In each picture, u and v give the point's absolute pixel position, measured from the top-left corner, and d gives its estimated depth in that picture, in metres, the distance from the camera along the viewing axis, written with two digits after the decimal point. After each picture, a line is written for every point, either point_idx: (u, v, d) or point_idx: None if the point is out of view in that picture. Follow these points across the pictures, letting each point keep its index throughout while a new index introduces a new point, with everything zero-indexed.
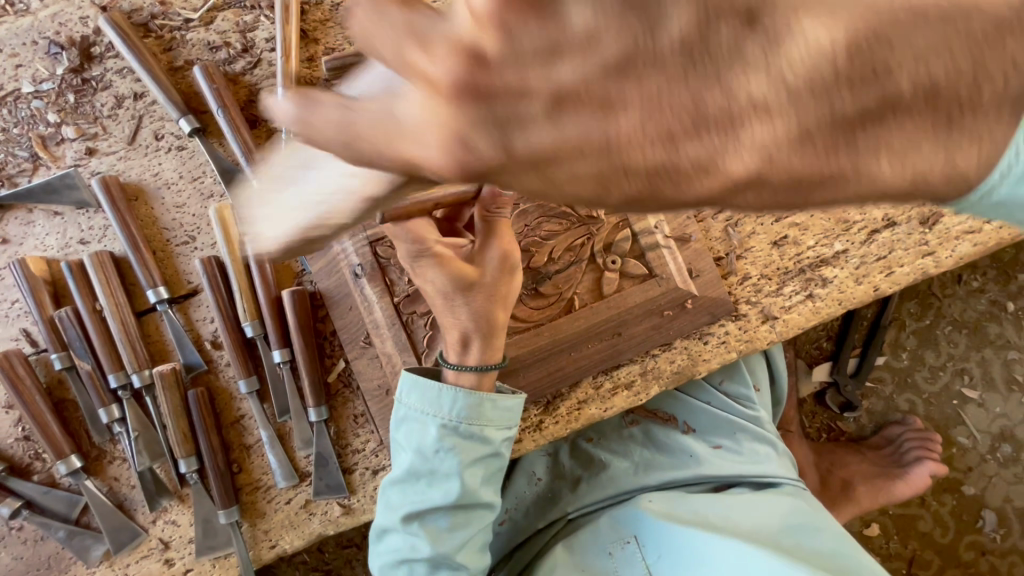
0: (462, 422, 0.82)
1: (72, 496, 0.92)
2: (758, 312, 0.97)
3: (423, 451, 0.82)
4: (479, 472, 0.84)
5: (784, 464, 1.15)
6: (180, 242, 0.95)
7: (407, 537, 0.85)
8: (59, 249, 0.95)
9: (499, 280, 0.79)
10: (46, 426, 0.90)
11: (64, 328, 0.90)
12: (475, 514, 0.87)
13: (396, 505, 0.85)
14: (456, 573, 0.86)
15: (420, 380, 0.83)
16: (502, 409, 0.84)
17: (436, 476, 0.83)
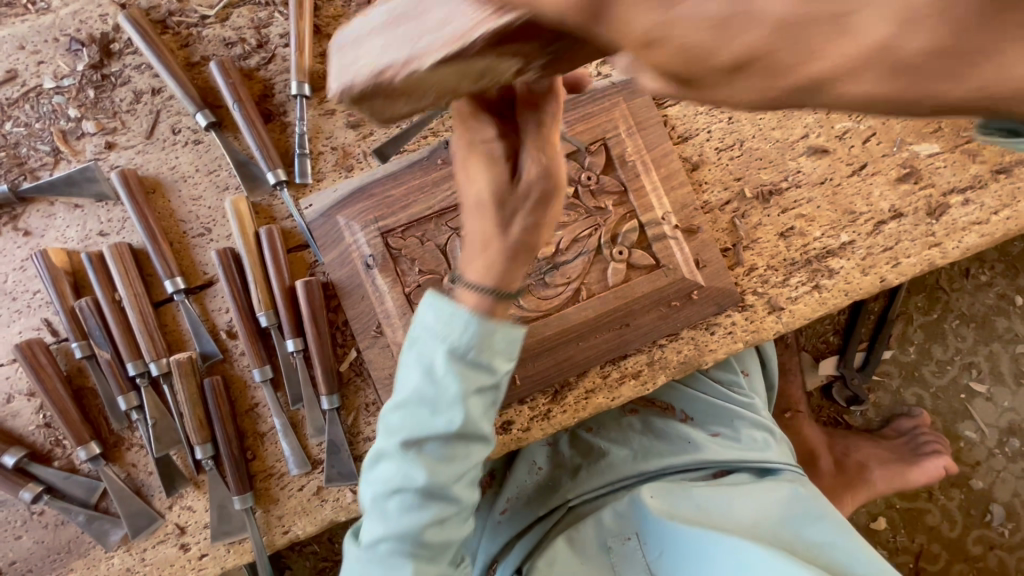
0: (472, 348, 0.67)
1: (91, 482, 0.94)
2: (764, 302, 0.98)
3: (428, 372, 0.69)
4: (482, 403, 0.70)
5: (783, 450, 1.16)
6: (196, 233, 0.97)
7: (399, 468, 0.72)
8: (79, 241, 0.97)
9: (536, 206, 0.64)
10: (66, 413, 0.92)
11: (84, 318, 0.92)
12: (472, 449, 0.73)
13: (392, 430, 0.72)
14: (449, 507, 0.74)
15: (438, 297, 0.69)
16: (509, 335, 0.69)
17: (437, 400, 0.69)
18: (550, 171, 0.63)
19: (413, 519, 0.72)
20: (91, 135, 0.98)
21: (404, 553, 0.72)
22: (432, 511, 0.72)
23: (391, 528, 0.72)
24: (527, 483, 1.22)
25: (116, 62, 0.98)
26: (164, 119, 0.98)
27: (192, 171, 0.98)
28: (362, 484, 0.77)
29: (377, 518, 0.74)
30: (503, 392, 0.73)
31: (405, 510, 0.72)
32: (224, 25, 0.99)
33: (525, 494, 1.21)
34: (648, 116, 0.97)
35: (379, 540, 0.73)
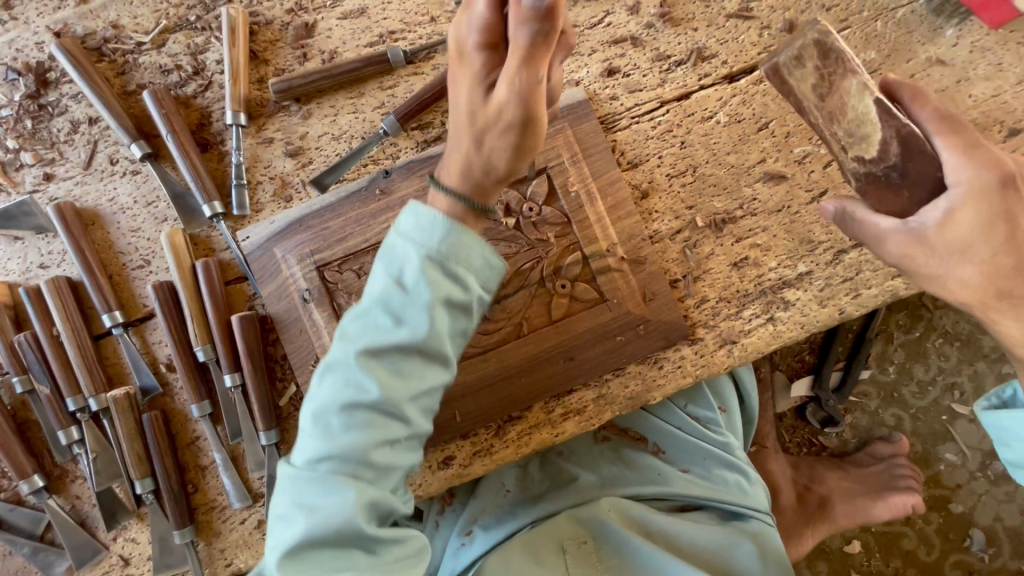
0: (447, 259, 0.68)
1: (36, 513, 0.95)
2: (716, 335, 0.95)
3: (399, 279, 0.69)
4: (449, 319, 0.70)
5: (755, 497, 1.12)
6: (135, 266, 0.96)
7: (352, 378, 0.70)
8: (20, 274, 0.97)
9: (511, 132, 0.64)
10: (8, 447, 0.93)
11: (23, 352, 0.93)
12: (430, 370, 0.72)
13: (351, 338, 0.70)
14: (396, 428, 0.71)
15: (423, 207, 0.70)
16: (487, 259, 0.71)
17: (405, 308, 0.69)
18: (528, 105, 0.61)
19: (359, 436, 0.69)
20: (29, 167, 0.97)
21: (346, 472, 0.69)
22: (380, 431, 0.70)
23: (334, 445, 0.69)
24: (495, 504, 1.16)
25: (53, 92, 0.97)
26: (102, 149, 0.97)
27: (130, 203, 0.97)
28: (307, 401, 0.73)
29: (319, 435, 0.71)
30: (474, 318, 0.73)
31: (353, 427, 0.69)
32: (160, 52, 0.96)
33: (492, 516, 1.15)
34: (595, 142, 0.93)
35: (320, 457, 0.70)
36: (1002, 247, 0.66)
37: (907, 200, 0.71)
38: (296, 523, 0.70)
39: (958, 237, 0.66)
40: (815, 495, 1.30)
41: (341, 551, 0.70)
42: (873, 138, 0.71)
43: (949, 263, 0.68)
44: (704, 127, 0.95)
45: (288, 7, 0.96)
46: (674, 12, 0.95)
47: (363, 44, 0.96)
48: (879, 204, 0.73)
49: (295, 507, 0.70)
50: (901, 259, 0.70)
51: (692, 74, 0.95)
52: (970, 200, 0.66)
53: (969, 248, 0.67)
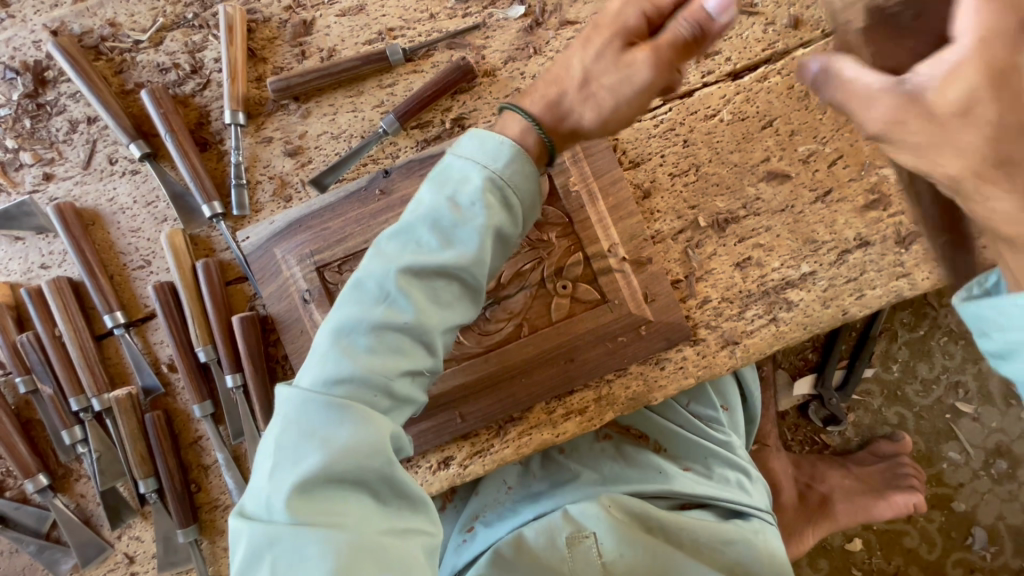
0: (507, 184, 0.72)
1: (41, 511, 0.96)
2: (718, 336, 0.94)
3: (455, 200, 0.72)
4: (490, 250, 0.74)
5: (755, 495, 1.12)
6: (136, 266, 0.96)
7: (388, 295, 0.71)
8: (21, 274, 0.97)
9: (631, 95, 0.72)
10: (13, 447, 0.93)
11: (26, 353, 0.93)
12: (463, 300, 0.75)
13: (391, 255, 0.72)
14: (422, 356, 0.73)
15: (485, 133, 0.74)
16: (533, 197, 0.75)
17: (455, 230, 0.71)
18: (658, 78, 0.71)
19: (387, 358, 0.69)
20: (29, 167, 0.97)
21: (368, 395, 0.68)
22: (408, 356, 0.71)
23: (360, 365, 0.68)
24: (497, 501, 1.17)
25: (51, 91, 0.96)
26: (101, 148, 0.96)
27: (130, 203, 0.96)
28: (329, 320, 0.72)
29: (349, 355, 0.69)
30: (506, 255, 0.78)
31: (382, 347, 0.70)
32: (157, 50, 0.96)
33: (493, 513, 1.15)
34: (597, 140, 0.92)
35: (341, 377, 0.68)
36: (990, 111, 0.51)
37: (906, 53, 0.59)
38: (304, 453, 0.65)
39: (956, 104, 0.52)
40: (817, 494, 1.30)
41: (349, 489, 0.65)
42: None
43: (952, 133, 0.52)
44: (707, 125, 0.94)
45: (286, 4, 0.95)
46: None
47: (361, 42, 0.95)
48: (880, 55, 0.60)
49: (310, 434, 0.65)
50: (883, 128, 0.56)
51: (695, 71, 0.94)
52: (981, 70, 0.51)
53: (974, 112, 0.51)
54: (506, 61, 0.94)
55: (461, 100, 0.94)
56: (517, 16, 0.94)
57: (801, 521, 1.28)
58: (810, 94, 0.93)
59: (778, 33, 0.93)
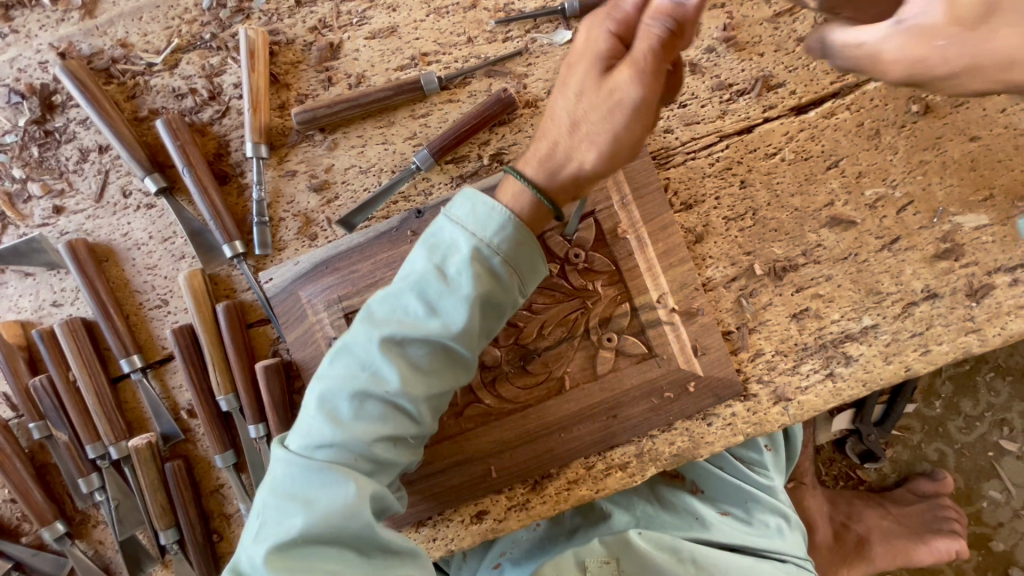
0: (497, 252, 0.66)
1: (59, 558, 0.92)
2: (770, 392, 0.88)
3: (440, 267, 0.66)
4: (482, 317, 0.68)
5: (795, 541, 1.06)
6: (153, 305, 0.91)
7: (371, 362, 0.66)
8: (33, 312, 0.92)
9: (619, 116, 0.62)
10: (28, 494, 0.90)
11: (39, 398, 0.89)
12: (453, 367, 0.69)
13: (376, 320, 0.67)
14: (409, 425, 0.68)
15: (479, 194, 0.68)
16: (531, 261, 0.68)
17: (441, 299, 0.65)
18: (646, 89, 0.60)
19: (369, 427, 0.65)
20: (38, 199, 0.91)
21: (347, 463, 0.65)
22: (391, 427, 0.66)
23: (341, 433, 0.65)
24: (525, 538, 1.12)
25: (60, 116, 0.90)
26: (114, 180, 0.90)
27: (145, 238, 0.91)
28: (313, 382, 0.68)
29: (329, 423, 0.65)
30: (503, 318, 0.71)
31: (364, 417, 0.65)
32: (173, 73, 0.89)
33: (523, 550, 1.10)
34: (647, 180, 0.85)
35: (320, 444, 0.65)
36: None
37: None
38: (283, 517, 0.63)
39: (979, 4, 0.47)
40: (853, 536, 1.25)
41: (330, 545, 0.63)
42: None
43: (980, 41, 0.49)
44: (767, 165, 0.87)
45: (311, 24, 0.88)
46: (738, 35, 0.86)
47: (393, 67, 0.87)
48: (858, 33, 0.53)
49: (292, 497, 0.64)
50: (907, 69, 0.50)
51: (756, 105, 0.86)
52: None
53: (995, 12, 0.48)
54: (550, 91, 0.86)
55: (500, 134, 0.87)
56: (564, 42, 0.86)
57: (836, 564, 1.25)
58: (882, 132, 0.85)
59: None
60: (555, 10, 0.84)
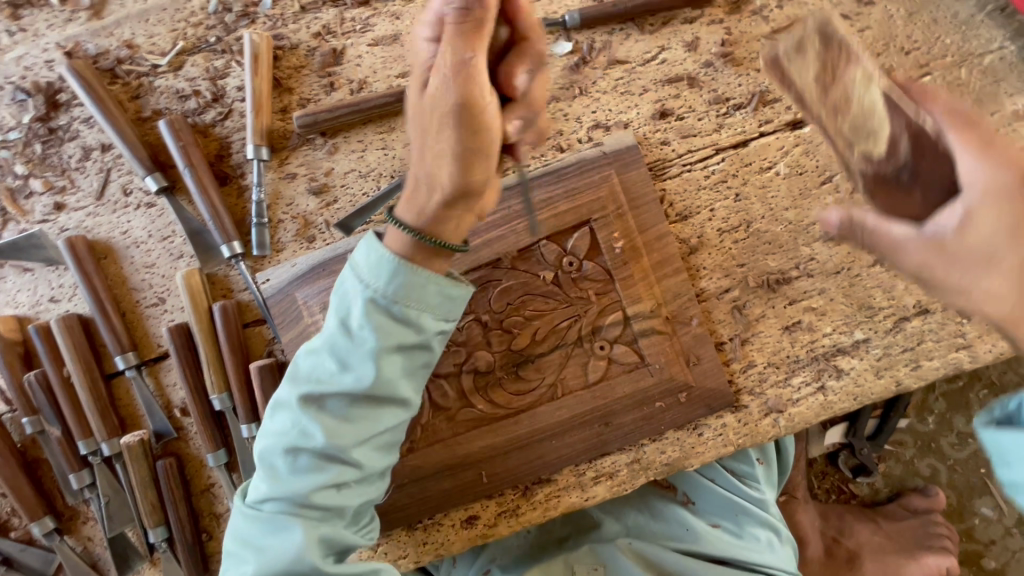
0: (397, 299, 0.67)
1: (47, 554, 0.92)
2: (761, 403, 0.89)
3: (346, 323, 0.69)
4: (400, 362, 0.69)
5: (785, 554, 1.04)
6: (149, 303, 0.92)
7: (297, 420, 0.69)
8: (30, 307, 0.92)
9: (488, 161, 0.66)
10: (19, 489, 0.90)
11: (33, 393, 0.89)
12: (383, 410, 0.70)
13: (297, 378, 0.70)
14: (346, 471, 0.69)
15: (372, 245, 0.69)
16: (444, 296, 0.70)
17: (350, 353, 0.68)
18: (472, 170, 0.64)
19: (302, 480, 0.68)
20: (39, 195, 0.91)
21: (294, 513, 0.68)
22: (326, 476, 0.68)
23: (279, 487, 0.68)
24: (514, 546, 1.10)
25: (64, 114, 0.91)
26: (115, 178, 0.91)
27: (144, 237, 0.91)
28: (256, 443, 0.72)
29: (267, 478, 0.70)
30: (429, 354, 0.72)
31: (299, 470, 0.68)
32: (177, 75, 0.90)
33: (512, 557, 1.09)
34: (643, 191, 0.86)
35: (264, 499, 0.69)
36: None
37: (922, 204, 0.57)
38: (246, 565, 0.68)
39: (983, 245, 0.53)
40: (844, 551, 1.24)
41: None
42: (881, 138, 0.57)
43: (971, 269, 0.54)
44: (761, 178, 0.88)
45: (315, 29, 0.89)
46: (735, 51, 0.87)
47: (395, 74, 0.89)
48: (889, 212, 0.59)
49: (245, 546, 0.69)
50: (920, 266, 0.57)
51: (752, 119, 0.87)
52: (991, 204, 0.53)
53: (995, 257, 0.53)
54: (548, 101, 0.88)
55: None
56: (564, 53, 0.88)
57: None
58: None
59: None
60: (556, 22, 0.86)
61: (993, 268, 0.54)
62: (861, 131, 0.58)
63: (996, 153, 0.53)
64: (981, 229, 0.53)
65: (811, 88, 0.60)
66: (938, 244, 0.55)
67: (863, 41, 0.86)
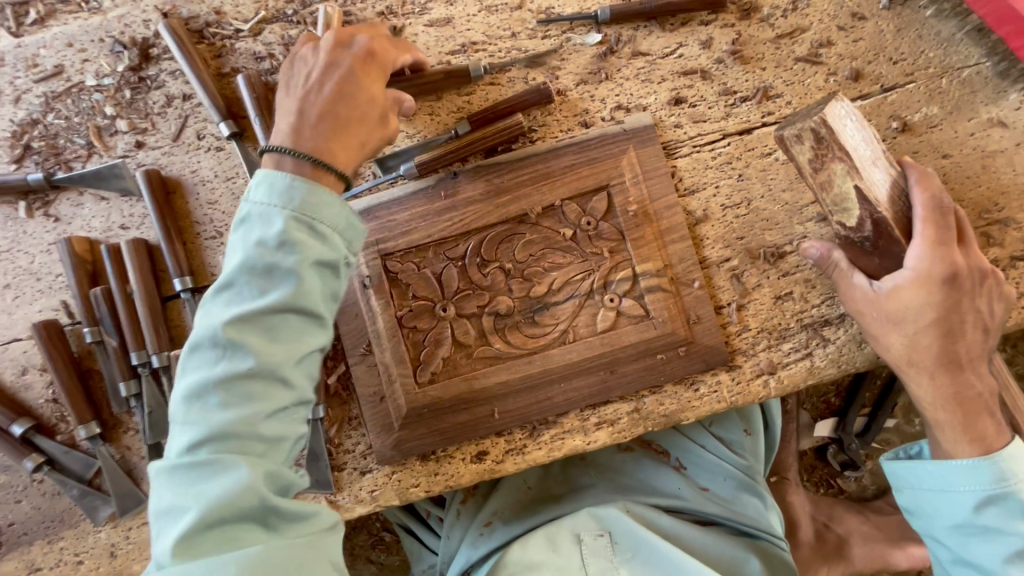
0: (310, 219, 0.70)
1: (88, 458, 1.00)
2: (754, 365, 0.97)
3: (261, 248, 0.68)
4: (320, 281, 0.71)
5: (772, 520, 1.09)
6: (208, 236, 1.02)
7: (223, 351, 0.67)
8: (102, 232, 1.03)
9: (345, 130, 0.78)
10: (72, 393, 0.99)
11: (97, 305, 0.99)
12: (304, 332, 0.71)
13: (214, 315, 0.68)
14: (280, 393, 0.68)
15: (275, 176, 0.71)
16: (349, 221, 0.74)
17: (269, 276, 0.68)
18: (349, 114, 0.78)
19: (239, 408, 0.66)
20: (123, 133, 1.04)
21: (235, 447, 0.65)
22: (261, 401, 0.67)
23: (217, 423, 0.65)
24: (514, 500, 1.13)
25: (154, 66, 1.04)
26: (191, 124, 1.03)
27: (211, 177, 1.03)
28: (174, 391, 0.68)
29: (198, 419, 0.66)
30: (343, 277, 0.74)
31: (232, 401, 0.66)
32: (256, 40, 1.03)
33: (512, 511, 1.12)
34: (656, 165, 0.96)
35: (199, 441, 0.65)
36: (930, 327, 0.82)
37: (876, 263, 0.86)
38: (185, 514, 0.62)
39: (901, 308, 0.83)
40: (832, 537, 1.29)
41: (239, 526, 0.64)
42: (853, 214, 0.82)
43: (879, 326, 0.86)
44: (762, 162, 0.99)
45: (379, 9, 1.03)
46: (744, 50, 0.99)
47: (445, 51, 1.02)
48: (856, 259, 0.88)
49: (185, 495, 0.63)
50: (852, 307, 0.89)
51: (756, 111, 0.99)
52: (913, 285, 0.81)
53: (902, 322, 0.83)
54: (578, 83, 1.00)
55: (532, 116, 1.00)
56: (594, 43, 1.01)
57: (816, 561, 1.27)
58: None
59: (838, 84, 0.98)
60: (589, 16, 0.99)
61: (892, 331, 0.85)
62: (839, 206, 0.83)
63: (943, 252, 0.80)
64: (899, 304, 0.83)
65: (806, 167, 0.82)
66: (869, 305, 0.86)
67: (856, 50, 0.98)
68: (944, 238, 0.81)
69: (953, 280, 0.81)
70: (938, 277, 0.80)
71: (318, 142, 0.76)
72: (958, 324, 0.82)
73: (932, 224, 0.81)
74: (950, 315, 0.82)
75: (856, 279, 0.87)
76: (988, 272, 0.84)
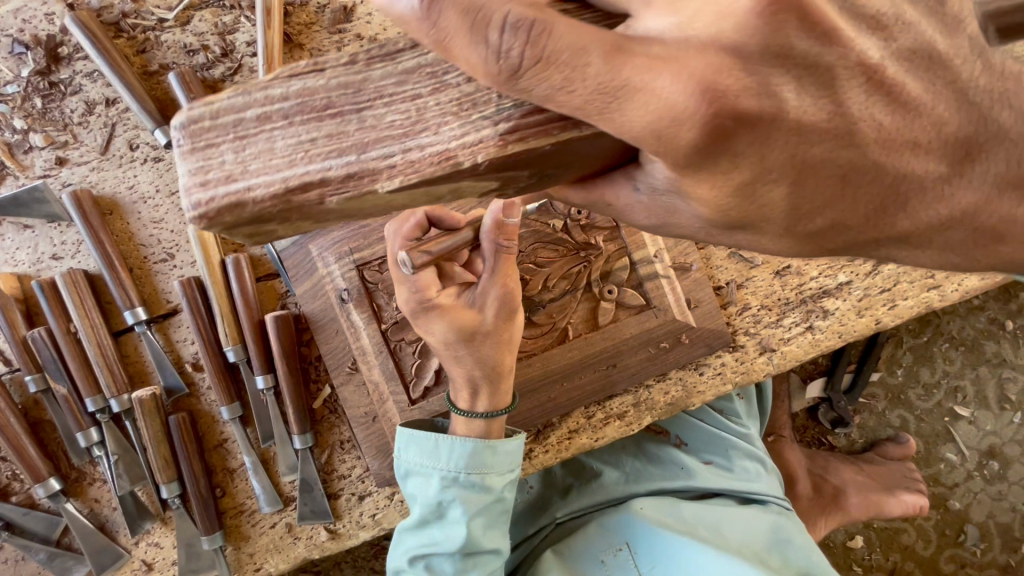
0: (461, 472, 0.81)
1: (52, 517, 0.91)
2: (757, 343, 0.95)
3: (427, 503, 0.82)
4: (481, 520, 0.82)
5: (774, 483, 1.04)
6: (158, 259, 0.91)
7: (438, 504, 0.81)
8: (30, 264, 0.91)
9: (501, 310, 0.74)
10: (22, 450, 0.87)
11: (38, 349, 0.87)
12: (476, 531, 0.82)
13: (423, 548, 0.83)
14: (482, 556, 0.84)
15: (420, 433, 0.82)
16: (507, 450, 0.82)
17: (455, 517, 0.81)
18: (507, 299, 0.74)
19: (452, 525, 0.82)
20: (40, 149, 0.90)
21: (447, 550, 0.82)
22: (455, 535, 0.82)
23: None
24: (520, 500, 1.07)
25: (65, 68, 0.89)
26: (121, 133, 0.90)
27: (152, 192, 0.91)
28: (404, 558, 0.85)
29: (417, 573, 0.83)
30: (499, 504, 0.84)
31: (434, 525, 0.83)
32: (184, 30, 0.90)
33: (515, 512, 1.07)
34: None
35: None
36: (799, 183, 0.35)
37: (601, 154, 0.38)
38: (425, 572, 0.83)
39: (724, 199, 0.35)
40: (831, 486, 1.31)
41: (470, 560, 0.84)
42: (479, 181, 0.37)
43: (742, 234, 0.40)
44: None
45: None
46: None
47: None
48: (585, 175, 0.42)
49: (416, 560, 0.83)
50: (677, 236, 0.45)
51: None
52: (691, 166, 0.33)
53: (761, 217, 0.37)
54: None
55: None
56: None
57: (817, 514, 1.30)
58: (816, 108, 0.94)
59: None
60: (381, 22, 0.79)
61: (765, 243, 0.40)
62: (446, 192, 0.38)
63: (614, 113, 0.30)
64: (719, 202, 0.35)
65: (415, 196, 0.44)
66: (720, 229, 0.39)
67: None
68: (584, 43, 0.29)
69: (716, 122, 0.30)
70: (709, 139, 0.31)
71: (505, 328, 0.75)
72: (759, 182, 0.34)
73: (335, 113, 0.34)
74: (838, 159, 0.34)
75: (636, 211, 0.41)
76: (739, 25, 0.31)
